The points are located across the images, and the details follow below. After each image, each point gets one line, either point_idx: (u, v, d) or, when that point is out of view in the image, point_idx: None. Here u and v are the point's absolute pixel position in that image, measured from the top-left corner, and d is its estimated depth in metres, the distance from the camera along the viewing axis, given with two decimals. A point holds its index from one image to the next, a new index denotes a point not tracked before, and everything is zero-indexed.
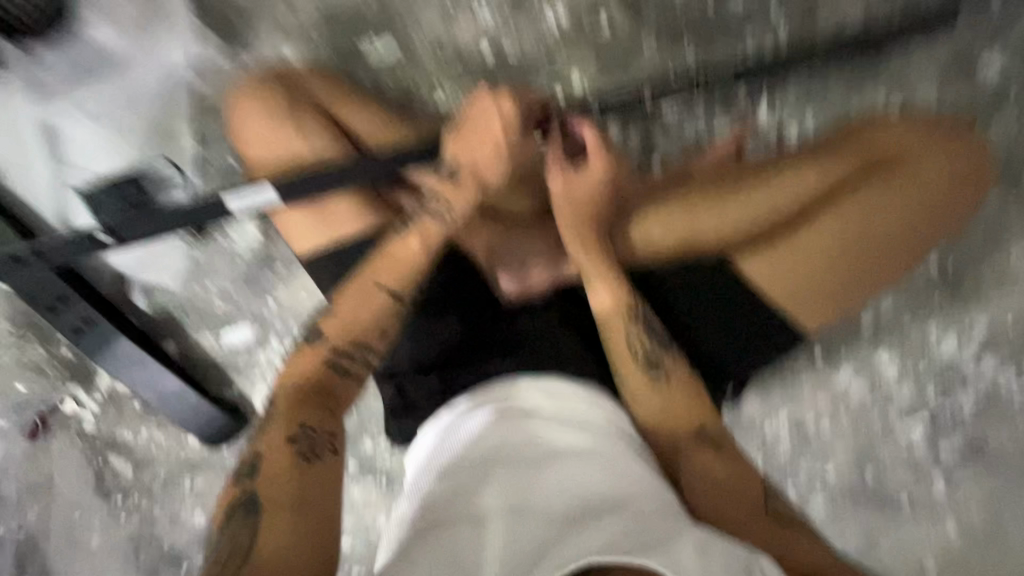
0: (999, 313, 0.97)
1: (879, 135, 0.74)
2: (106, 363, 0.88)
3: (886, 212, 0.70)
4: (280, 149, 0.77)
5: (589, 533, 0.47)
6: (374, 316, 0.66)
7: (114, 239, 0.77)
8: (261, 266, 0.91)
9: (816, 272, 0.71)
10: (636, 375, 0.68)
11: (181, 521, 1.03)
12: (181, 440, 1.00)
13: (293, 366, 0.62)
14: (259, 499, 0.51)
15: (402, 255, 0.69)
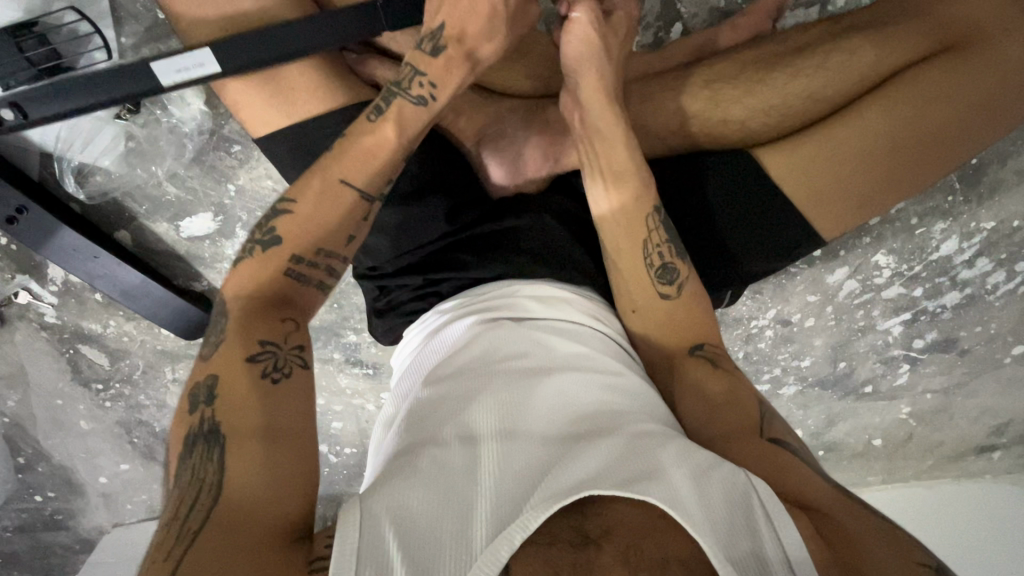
0: (1006, 215, 0.92)
1: (943, 13, 0.63)
2: (51, 254, 0.79)
3: (933, 108, 0.62)
4: (222, 6, 0.63)
5: (586, 457, 0.46)
6: (339, 215, 0.58)
7: (18, 115, 0.65)
8: (216, 148, 0.79)
9: (842, 172, 0.64)
10: (640, 279, 0.63)
11: (169, 406, 1.05)
12: (153, 333, 0.96)
13: (245, 276, 0.56)
14: (221, 430, 0.47)
15: (371, 145, 0.60)
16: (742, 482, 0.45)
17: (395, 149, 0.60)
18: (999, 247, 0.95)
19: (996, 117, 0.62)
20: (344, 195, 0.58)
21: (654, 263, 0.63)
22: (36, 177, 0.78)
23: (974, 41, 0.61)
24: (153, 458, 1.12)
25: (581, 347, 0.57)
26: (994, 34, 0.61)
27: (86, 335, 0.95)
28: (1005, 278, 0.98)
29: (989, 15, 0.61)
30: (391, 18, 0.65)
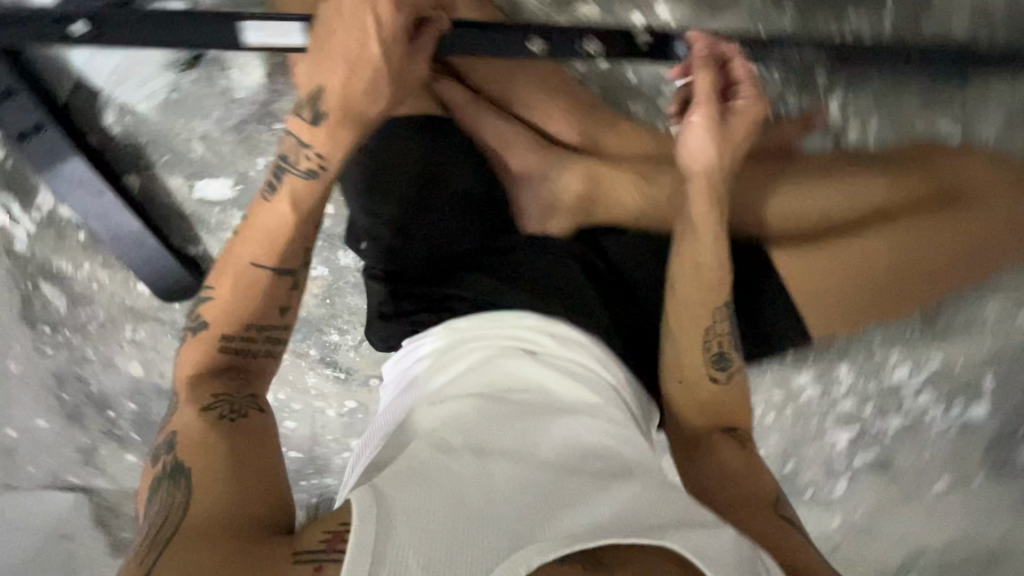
0: (951, 357, 1.03)
1: (948, 170, 0.73)
2: (54, 183, 0.76)
3: (935, 244, 0.69)
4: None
5: (600, 495, 0.46)
6: (260, 298, 0.54)
7: (88, 29, 0.59)
8: (258, 121, 0.78)
9: (852, 289, 0.70)
10: (698, 325, 0.65)
11: (116, 367, 0.98)
12: (127, 286, 0.91)
13: (185, 361, 0.55)
14: (183, 466, 0.47)
15: (274, 221, 0.53)
16: (747, 548, 0.47)
17: (297, 220, 0.53)
18: (940, 385, 1.05)
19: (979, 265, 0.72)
20: (260, 275, 0.53)
21: (721, 312, 0.65)
22: (64, 101, 0.76)
23: (973, 196, 0.70)
24: (80, 419, 1.03)
25: (596, 398, 0.59)
26: (989, 192, 0.70)
27: (52, 273, 0.89)
28: (942, 414, 1.08)
29: (986, 177, 0.71)
30: None
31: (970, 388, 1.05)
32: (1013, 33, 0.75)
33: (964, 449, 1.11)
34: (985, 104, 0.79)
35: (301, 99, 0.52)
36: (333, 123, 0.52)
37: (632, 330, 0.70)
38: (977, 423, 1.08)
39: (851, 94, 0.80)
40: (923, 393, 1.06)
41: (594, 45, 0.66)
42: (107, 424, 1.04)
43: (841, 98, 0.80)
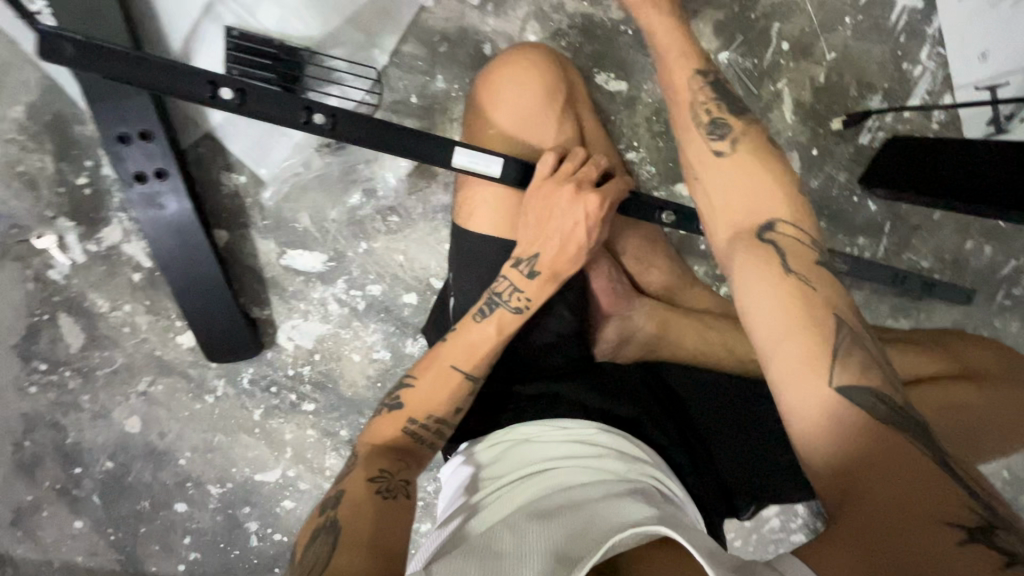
0: None
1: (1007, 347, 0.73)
2: (147, 226, 0.72)
3: (1016, 413, 0.66)
4: None
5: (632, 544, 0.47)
6: (448, 397, 0.61)
7: (330, 122, 0.58)
8: (375, 211, 0.82)
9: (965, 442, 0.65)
10: (807, 320, 0.43)
11: (108, 419, 0.86)
12: (163, 337, 0.83)
13: (375, 431, 0.60)
14: (339, 521, 0.51)
15: (479, 339, 0.62)
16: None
17: (498, 342, 0.61)
18: None
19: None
20: (455, 378, 0.60)
21: (818, 296, 0.44)
22: (185, 147, 0.75)
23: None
24: (35, 471, 0.87)
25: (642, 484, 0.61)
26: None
27: (81, 307, 0.80)
28: None
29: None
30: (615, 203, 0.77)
31: None
32: (960, 275, 1.02)
33: None
34: (934, 319, 1.05)
35: (519, 257, 0.62)
36: (544, 278, 0.62)
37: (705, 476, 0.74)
38: None
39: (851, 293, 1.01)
40: None
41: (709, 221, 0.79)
42: (65, 482, 0.89)
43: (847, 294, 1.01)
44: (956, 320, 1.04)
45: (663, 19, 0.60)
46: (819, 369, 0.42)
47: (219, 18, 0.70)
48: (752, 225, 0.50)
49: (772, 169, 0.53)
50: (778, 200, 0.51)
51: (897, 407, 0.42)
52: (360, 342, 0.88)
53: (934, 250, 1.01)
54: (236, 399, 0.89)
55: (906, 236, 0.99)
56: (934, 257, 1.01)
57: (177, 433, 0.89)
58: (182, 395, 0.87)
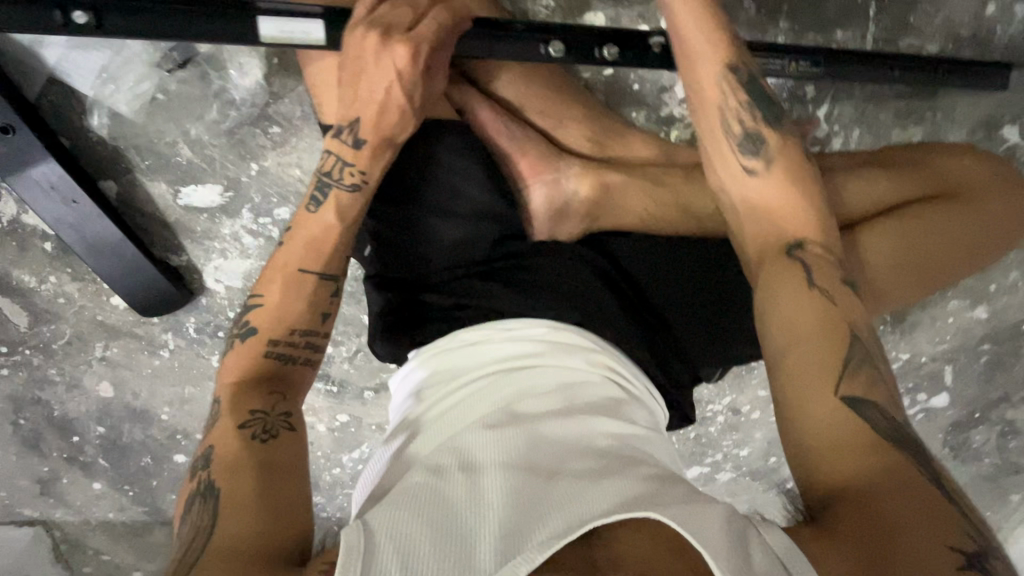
0: (921, 350, 1.10)
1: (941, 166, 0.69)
2: (23, 192, 0.69)
3: (933, 239, 0.64)
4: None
5: (601, 491, 0.47)
6: (305, 304, 0.60)
7: (91, 19, 0.53)
8: (253, 125, 0.75)
9: (933, 258, 0.65)
10: (829, 345, 0.49)
11: (82, 387, 0.90)
12: (98, 301, 0.84)
13: (230, 364, 0.58)
14: (217, 486, 0.50)
15: (321, 232, 0.60)
16: (741, 523, 0.45)
17: (344, 234, 0.60)
18: (913, 376, 1.13)
19: (985, 252, 0.67)
20: (307, 283, 0.59)
21: (836, 315, 0.51)
22: (32, 99, 0.69)
23: (964, 192, 0.67)
24: (41, 445, 0.94)
25: (590, 393, 0.59)
26: (978, 193, 0.67)
27: (11, 287, 0.81)
28: (908, 404, 1.16)
29: (971, 178, 0.69)
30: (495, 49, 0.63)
31: (934, 379, 1.14)
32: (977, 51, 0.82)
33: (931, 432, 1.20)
34: (951, 115, 0.86)
35: (340, 126, 0.58)
36: (373, 147, 0.58)
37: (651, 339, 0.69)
38: (939, 410, 1.18)
39: (837, 105, 0.84)
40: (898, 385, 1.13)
41: (611, 48, 0.65)
42: (70, 450, 0.95)
43: (827, 108, 0.84)
44: (978, 109, 0.86)
45: (703, 25, 0.57)
46: (828, 394, 0.47)
47: None
48: (786, 242, 0.54)
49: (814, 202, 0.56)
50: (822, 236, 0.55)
51: (896, 430, 0.47)
52: None
53: (944, 27, 0.81)
54: (190, 350, 0.89)
55: (900, 17, 0.80)
56: (942, 35, 0.81)
57: (149, 391, 0.92)
58: (139, 354, 0.89)
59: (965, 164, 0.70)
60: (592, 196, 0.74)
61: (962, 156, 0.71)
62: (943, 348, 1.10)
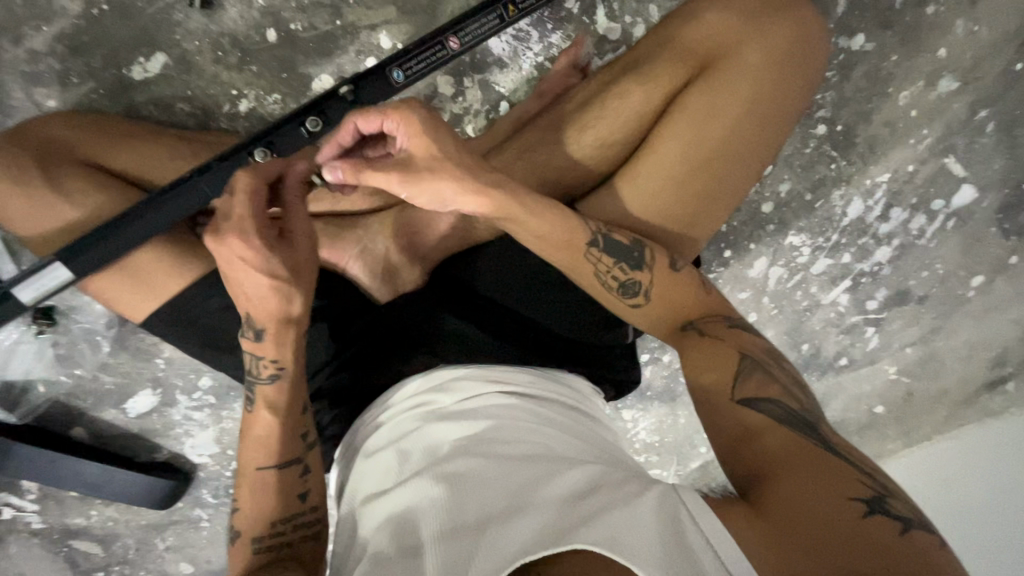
0: (896, 163, 0.93)
1: (696, 28, 0.59)
2: (14, 474, 0.85)
3: (723, 119, 0.57)
4: (57, 221, 0.61)
5: (520, 517, 0.44)
6: (274, 488, 0.58)
7: None
8: (135, 332, 0.86)
9: (741, 134, 0.58)
10: (721, 373, 0.54)
11: (171, 574, 1.07)
12: (134, 510, 1.00)
13: (234, 566, 0.57)
14: None
15: (261, 429, 0.59)
16: (671, 504, 0.44)
17: (287, 420, 0.59)
18: (908, 190, 0.95)
19: (769, 117, 0.58)
20: (266, 471, 0.58)
21: (725, 344, 0.56)
22: None
23: (728, 45, 0.57)
24: None
25: (490, 421, 0.58)
26: (743, 35, 0.57)
27: (76, 530, 1.00)
28: (927, 220, 0.98)
29: (726, 26, 0.58)
30: (209, 185, 0.62)
31: (938, 180, 0.95)
32: None
33: (978, 231, 0.99)
34: None
35: (200, 349, 0.66)
36: (274, 333, 0.58)
37: (507, 333, 0.69)
38: (969, 207, 0.97)
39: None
40: (896, 206, 0.96)
41: (312, 119, 0.62)
42: None
43: (604, 9, 0.74)
44: None
45: (547, 219, 0.58)
46: (725, 404, 0.51)
47: None
48: (678, 320, 0.60)
49: (683, 271, 0.61)
50: (703, 296, 0.61)
51: (792, 415, 0.49)
52: (242, 421, 0.94)
53: None
54: (220, 512, 1.02)
55: None
56: None
57: (214, 555, 1.06)
58: (190, 532, 1.03)
59: (715, 11, 0.59)
60: (405, 238, 0.74)
61: (715, 1, 0.59)
62: (921, 146, 0.92)
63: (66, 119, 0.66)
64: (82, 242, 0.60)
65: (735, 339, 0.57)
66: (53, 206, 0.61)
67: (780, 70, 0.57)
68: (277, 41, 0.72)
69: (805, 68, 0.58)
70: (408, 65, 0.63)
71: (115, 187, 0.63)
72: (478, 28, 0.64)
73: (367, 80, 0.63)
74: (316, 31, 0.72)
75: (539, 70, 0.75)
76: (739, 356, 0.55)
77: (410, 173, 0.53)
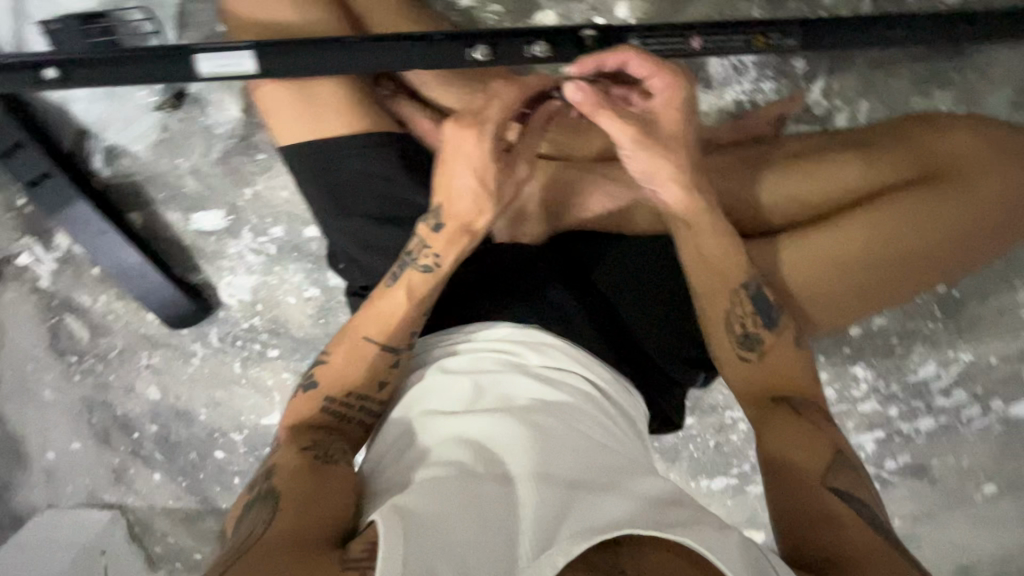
0: (981, 349, 0.95)
1: (929, 143, 0.61)
2: (63, 223, 0.83)
3: (925, 231, 0.58)
4: (274, 19, 0.63)
5: (615, 500, 0.46)
6: (365, 366, 0.60)
7: (60, 75, 0.65)
8: (242, 153, 0.86)
9: (936, 254, 0.59)
10: (812, 458, 0.54)
11: (135, 392, 1.03)
12: (140, 314, 0.98)
13: (297, 408, 0.60)
14: (275, 490, 0.51)
15: (391, 309, 0.60)
16: (755, 549, 0.45)
17: (411, 312, 0.59)
18: (980, 378, 0.97)
19: (961, 253, 0.59)
20: (368, 349, 0.59)
21: (822, 434, 0.55)
22: (67, 148, 0.84)
23: (957, 170, 0.59)
24: (104, 446, 1.05)
25: (576, 398, 0.58)
26: (977, 167, 0.59)
27: (77, 305, 0.98)
28: (980, 413, 0.99)
29: (965, 154, 0.60)
30: (422, 56, 0.63)
31: (1008, 382, 0.97)
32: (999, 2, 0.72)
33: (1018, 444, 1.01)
34: (987, 74, 0.74)
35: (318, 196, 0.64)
36: (450, 233, 0.58)
37: (605, 327, 0.67)
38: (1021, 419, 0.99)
39: (835, 78, 0.75)
40: (962, 387, 0.98)
41: (542, 44, 0.63)
42: (123, 450, 1.05)
43: (823, 83, 0.75)
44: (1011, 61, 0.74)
45: (714, 244, 0.58)
46: (814, 485, 0.52)
47: (31, 15, 0.74)
48: (774, 390, 0.59)
49: (799, 351, 0.60)
50: (808, 379, 0.60)
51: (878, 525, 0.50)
52: (288, 284, 0.92)
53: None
54: (216, 357, 0.99)
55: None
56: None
57: (184, 394, 1.02)
58: (176, 361, 1.00)
59: (956, 135, 0.61)
60: (548, 195, 0.73)
61: (965, 127, 0.61)
62: (1012, 345, 0.95)
63: None
64: (284, 47, 0.62)
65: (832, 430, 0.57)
66: (278, 5, 0.63)
67: (999, 211, 0.58)
68: None
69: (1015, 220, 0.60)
70: (649, 42, 0.64)
71: (334, 14, 0.65)
72: (724, 39, 0.65)
73: (610, 36, 0.64)
74: None
75: (738, 106, 0.76)
76: (833, 448, 0.55)
77: (644, 133, 0.55)
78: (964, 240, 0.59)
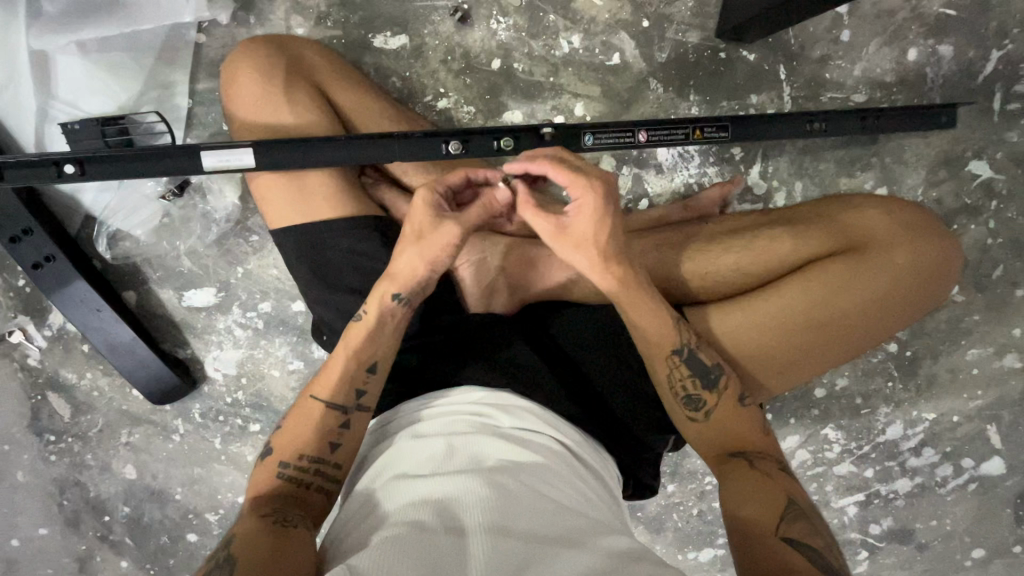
0: (943, 408, 0.99)
1: (850, 219, 0.69)
2: (59, 301, 0.87)
3: (851, 295, 0.64)
4: (271, 120, 0.72)
5: (570, 556, 0.47)
6: (314, 429, 0.62)
7: (76, 169, 0.72)
8: (236, 236, 0.92)
9: (862, 315, 0.64)
10: (767, 509, 0.56)
11: (111, 471, 1.01)
12: (124, 390, 1.00)
13: (257, 477, 0.62)
14: (233, 555, 0.52)
15: (332, 369, 0.64)
16: None
17: (351, 369, 0.64)
18: (947, 436, 1.00)
19: (886, 315, 0.65)
20: (314, 407, 0.63)
21: (776, 484, 0.58)
22: (73, 233, 0.90)
23: (875, 241, 0.66)
24: (72, 530, 1.02)
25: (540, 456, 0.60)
26: (892, 239, 0.66)
27: (63, 383, 0.99)
28: (953, 472, 1.01)
29: (880, 228, 0.67)
30: (402, 150, 0.71)
31: (974, 440, 1.00)
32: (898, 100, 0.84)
33: (996, 505, 1.02)
34: (899, 159, 0.85)
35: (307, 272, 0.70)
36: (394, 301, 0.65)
37: (571, 388, 0.71)
38: (994, 478, 1.01)
39: (770, 163, 0.85)
40: (931, 446, 1.00)
41: (507, 139, 0.72)
42: (93, 535, 1.02)
43: (760, 167, 0.85)
44: (918, 146, 0.85)
45: (647, 312, 0.64)
46: (768, 537, 0.53)
47: (54, 118, 0.83)
48: (731, 447, 0.62)
49: (747, 408, 0.64)
50: (760, 433, 0.63)
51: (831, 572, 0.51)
52: (273, 357, 0.95)
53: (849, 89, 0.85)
54: (197, 432, 1.00)
55: (802, 84, 0.84)
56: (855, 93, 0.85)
57: (161, 472, 1.01)
58: (156, 438, 1.00)
59: (871, 212, 0.69)
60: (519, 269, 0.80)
61: (880, 206, 0.69)
62: (971, 404, 0.98)
63: (316, 49, 0.78)
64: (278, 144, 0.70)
65: (787, 482, 0.59)
66: (275, 108, 0.71)
67: (915, 278, 0.65)
68: (496, 70, 0.84)
69: (932, 287, 0.66)
70: (600, 137, 0.74)
71: (325, 115, 0.73)
72: (667, 133, 0.75)
73: (567, 133, 0.73)
74: (530, 77, 0.84)
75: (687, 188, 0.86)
76: (787, 499, 0.57)
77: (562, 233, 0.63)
78: (887, 304, 0.65)
